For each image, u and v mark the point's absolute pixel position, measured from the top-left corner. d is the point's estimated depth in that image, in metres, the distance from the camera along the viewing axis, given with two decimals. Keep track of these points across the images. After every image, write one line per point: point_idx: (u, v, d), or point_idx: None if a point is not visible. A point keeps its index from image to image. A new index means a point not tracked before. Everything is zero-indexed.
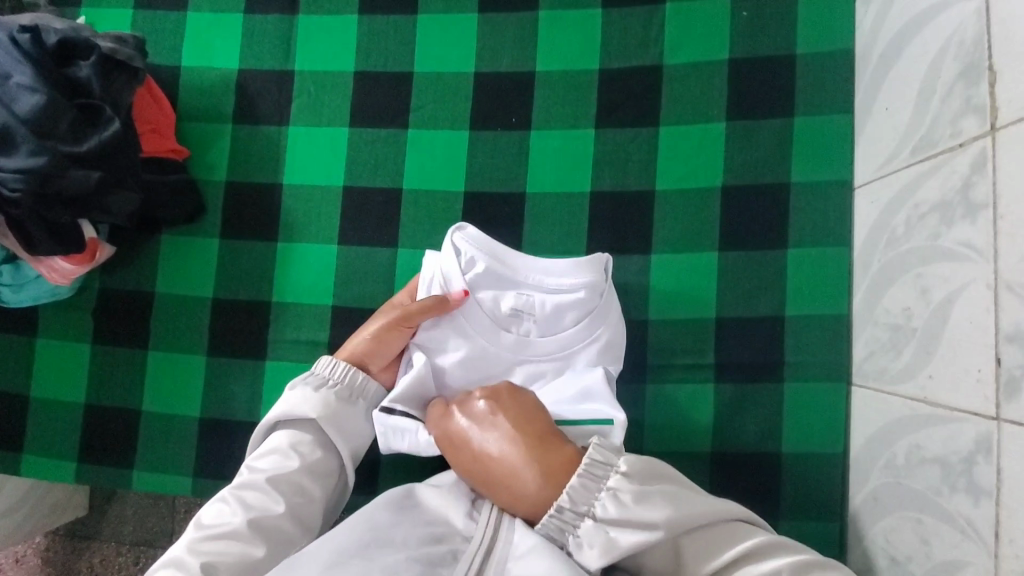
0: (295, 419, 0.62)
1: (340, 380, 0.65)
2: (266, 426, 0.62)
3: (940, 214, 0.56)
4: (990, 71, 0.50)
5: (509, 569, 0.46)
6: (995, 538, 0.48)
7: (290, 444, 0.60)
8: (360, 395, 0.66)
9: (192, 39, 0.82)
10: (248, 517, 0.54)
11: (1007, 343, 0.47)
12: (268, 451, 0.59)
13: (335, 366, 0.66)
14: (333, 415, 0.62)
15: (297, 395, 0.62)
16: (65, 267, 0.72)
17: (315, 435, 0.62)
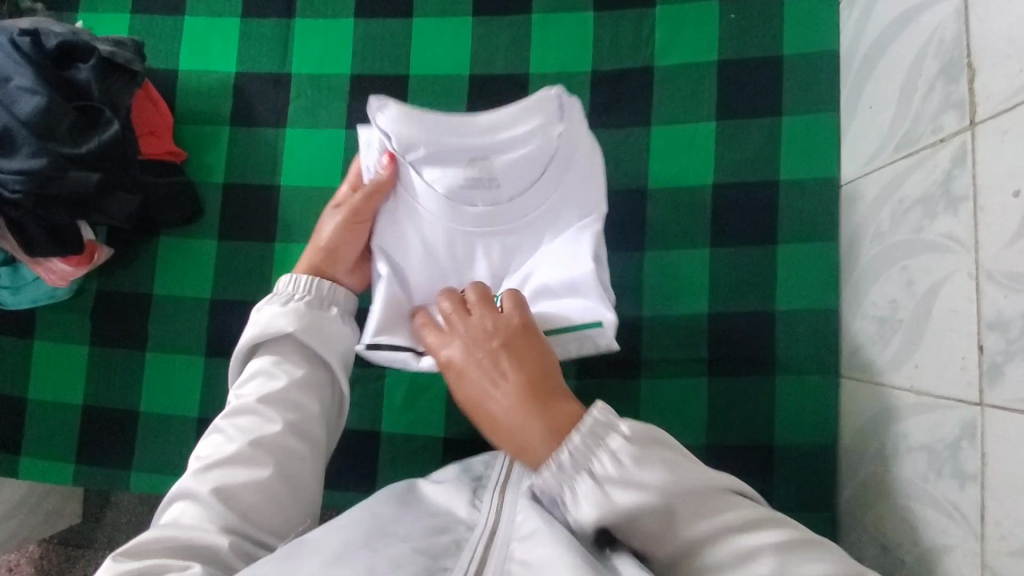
0: (271, 338, 0.60)
1: (307, 292, 0.63)
2: (242, 353, 0.60)
3: (923, 208, 0.58)
4: (968, 68, 0.52)
5: (513, 552, 0.45)
6: (982, 520, 0.49)
7: (274, 364, 0.59)
8: (331, 301, 0.64)
9: (189, 43, 0.83)
10: (243, 443, 0.53)
11: (989, 330, 0.49)
12: (250, 377, 0.58)
13: (298, 281, 0.63)
14: (309, 326, 0.60)
15: (267, 315, 0.60)
16: (63, 269, 0.72)
17: (297, 349, 0.60)
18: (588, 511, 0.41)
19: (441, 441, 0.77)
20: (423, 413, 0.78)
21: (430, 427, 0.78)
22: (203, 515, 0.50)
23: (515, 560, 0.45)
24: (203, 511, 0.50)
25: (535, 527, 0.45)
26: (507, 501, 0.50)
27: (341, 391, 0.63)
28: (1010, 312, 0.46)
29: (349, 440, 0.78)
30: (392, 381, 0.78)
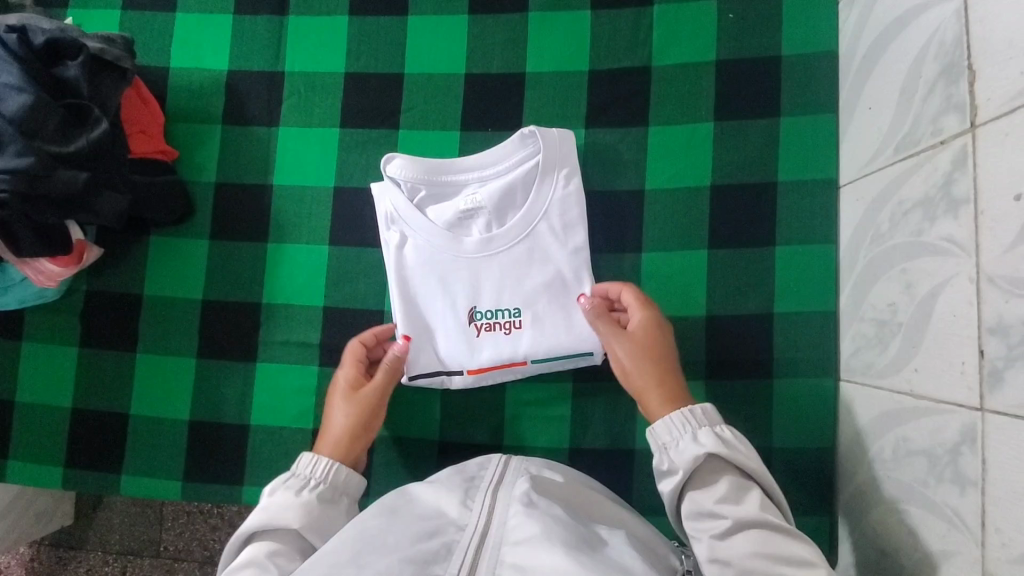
0: (273, 529, 0.57)
1: (324, 479, 0.62)
2: (240, 539, 0.57)
3: (923, 211, 0.57)
4: (969, 70, 0.51)
5: (504, 555, 0.47)
6: (982, 527, 0.49)
7: (269, 556, 0.55)
8: (342, 492, 0.63)
9: (181, 41, 0.82)
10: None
11: (990, 335, 0.48)
12: (242, 567, 0.53)
13: (318, 464, 0.62)
14: (316, 522, 0.58)
15: (279, 502, 0.58)
16: (51, 269, 0.71)
17: (296, 547, 0.57)
18: (709, 441, 0.55)
19: (436, 444, 0.77)
20: (417, 415, 0.77)
21: (425, 429, 0.77)
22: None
23: (507, 563, 0.46)
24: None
25: (529, 533, 0.47)
26: (499, 503, 0.52)
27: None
28: (1011, 317, 0.46)
29: None
30: None
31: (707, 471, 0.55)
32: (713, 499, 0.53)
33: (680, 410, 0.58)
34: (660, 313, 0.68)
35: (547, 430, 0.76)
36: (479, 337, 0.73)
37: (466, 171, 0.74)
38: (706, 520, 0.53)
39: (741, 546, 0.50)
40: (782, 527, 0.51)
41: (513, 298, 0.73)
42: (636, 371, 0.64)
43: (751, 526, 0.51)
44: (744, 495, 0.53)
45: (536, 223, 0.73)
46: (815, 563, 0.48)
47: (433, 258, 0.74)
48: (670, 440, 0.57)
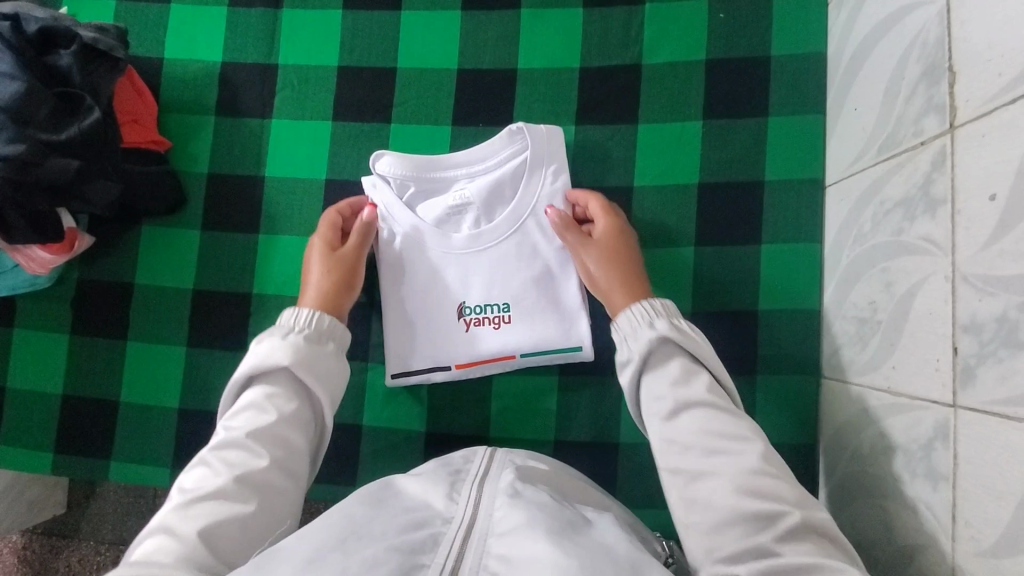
0: (268, 372, 0.62)
1: (307, 326, 0.64)
2: (237, 383, 0.62)
3: (903, 211, 0.58)
4: (949, 72, 0.52)
5: (489, 547, 0.47)
6: (953, 520, 0.49)
7: (265, 398, 0.60)
8: (328, 336, 0.65)
9: (175, 31, 0.82)
10: (230, 477, 0.54)
11: (963, 333, 0.49)
12: (242, 409, 0.60)
13: (300, 314, 0.64)
14: (305, 359, 0.62)
15: (266, 348, 0.62)
16: (43, 257, 0.72)
17: (292, 383, 0.62)
18: (664, 329, 0.60)
19: (423, 435, 0.77)
20: (405, 407, 0.78)
21: (412, 421, 0.78)
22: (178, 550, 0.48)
23: (492, 555, 0.46)
24: (182, 543, 0.49)
25: (513, 524, 0.48)
26: (485, 496, 0.52)
27: (324, 437, 0.65)
28: (985, 315, 0.47)
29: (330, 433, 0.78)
30: (374, 375, 0.78)
31: (662, 355, 0.60)
32: (666, 380, 0.58)
33: (638, 305, 0.63)
34: (624, 222, 0.72)
35: (533, 423, 0.76)
36: (468, 332, 0.74)
37: (455, 167, 0.75)
38: (659, 400, 0.58)
39: (688, 422, 0.55)
40: (726, 407, 0.56)
41: (502, 293, 0.74)
42: (600, 272, 0.68)
43: (698, 405, 0.56)
44: (693, 378, 0.58)
45: (525, 219, 0.74)
46: (754, 439, 0.53)
47: (423, 254, 0.75)
48: (628, 332, 0.62)
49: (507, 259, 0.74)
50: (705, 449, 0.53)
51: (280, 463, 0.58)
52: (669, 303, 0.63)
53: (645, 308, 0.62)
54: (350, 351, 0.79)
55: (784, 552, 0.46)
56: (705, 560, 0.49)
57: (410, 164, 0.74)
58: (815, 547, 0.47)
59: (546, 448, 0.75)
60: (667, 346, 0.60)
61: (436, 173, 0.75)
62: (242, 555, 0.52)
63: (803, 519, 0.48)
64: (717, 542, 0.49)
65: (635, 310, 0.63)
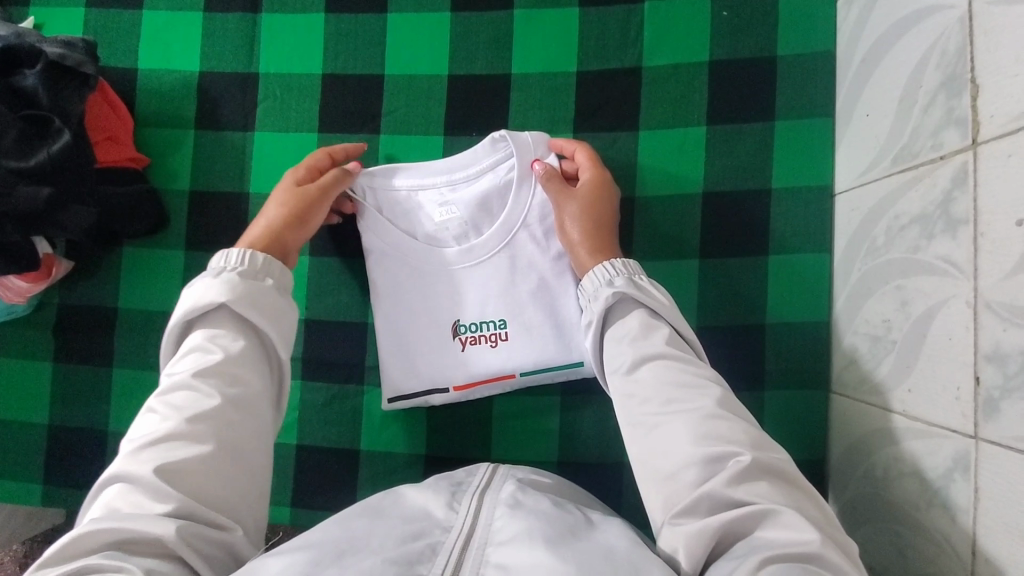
0: (207, 314, 0.56)
1: (241, 264, 0.58)
2: (178, 332, 0.57)
3: (920, 227, 0.55)
4: (972, 84, 0.49)
5: (489, 556, 0.43)
6: (973, 555, 0.48)
7: (208, 339, 0.54)
8: (268, 272, 0.60)
9: (149, 39, 0.78)
10: (180, 417, 0.49)
11: (986, 362, 0.46)
12: (185, 354, 0.54)
13: (230, 255, 0.59)
14: (240, 295, 0.56)
15: (201, 288, 0.56)
16: (19, 286, 0.69)
17: (235, 323, 0.56)
18: (622, 284, 0.59)
19: (423, 457, 0.75)
20: (403, 430, 0.76)
21: (410, 444, 0.75)
22: (140, 497, 0.45)
23: (491, 564, 0.42)
24: (144, 490, 0.45)
25: (515, 532, 0.44)
26: (485, 505, 0.48)
27: (283, 373, 0.58)
28: (1009, 346, 0.44)
29: (327, 458, 0.76)
30: (370, 397, 0.76)
31: (621, 312, 0.59)
32: (626, 335, 0.57)
33: (601, 266, 0.62)
34: (610, 176, 0.71)
35: (534, 444, 0.74)
36: (464, 352, 0.71)
37: (437, 177, 0.72)
38: (618, 356, 0.56)
39: (646, 376, 0.53)
40: (684, 357, 0.54)
41: (497, 311, 0.71)
42: (575, 225, 0.67)
43: (655, 358, 0.54)
44: (652, 332, 0.56)
45: (516, 231, 0.71)
46: (712, 384, 0.52)
47: (414, 272, 0.72)
48: (591, 293, 0.61)
49: (501, 275, 0.71)
50: (664, 399, 0.51)
51: (234, 404, 0.51)
52: (632, 261, 0.63)
53: (606, 268, 0.62)
54: (345, 374, 0.76)
55: (738, 497, 0.44)
56: (664, 513, 0.47)
57: (395, 182, 0.72)
58: (770, 488, 0.45)
59: (549, 469, 0.74)
60: (626, 306, 0.59)
61: (421, 187, 0.72)
62: (212, 493, 0.47)
63: (756, 461, 0.45)
64: (675, 494, 0.47)
65: (596, 270, 0.62)
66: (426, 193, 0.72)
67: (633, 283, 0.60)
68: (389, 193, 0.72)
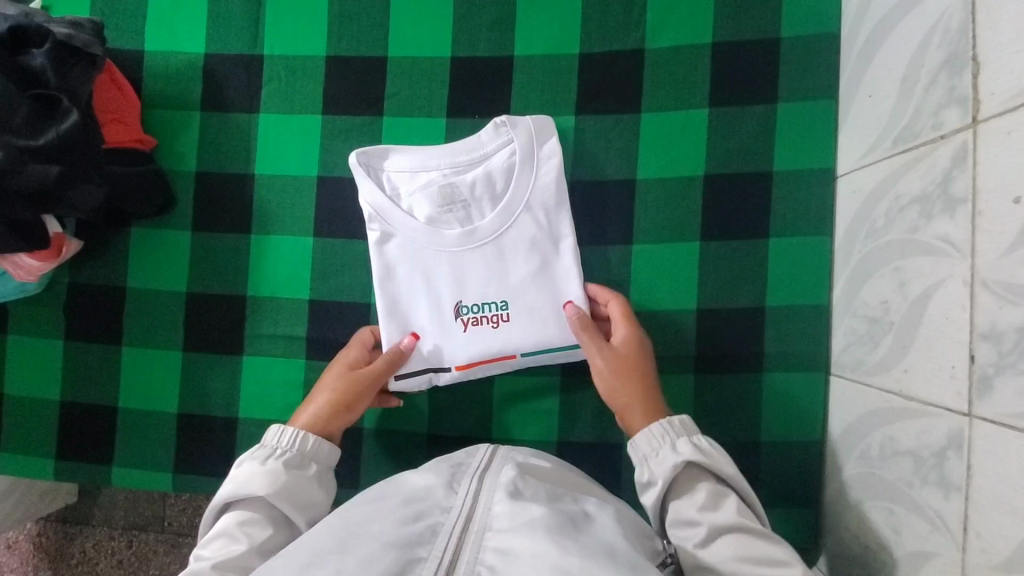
0: (243, 498, 0.59)
1: (291, 448, 0.62)
2: (215, 510, 0.59)
3: (919, 207, 0.55)
4: (973, 62, 0.49)
5: (487, 540, 0.44)
6: (963, 531, 0.48)
7: (238, 526, 0.56)
8: (312, 457, 0.63)
9: (155, 22, 0.78)
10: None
11: (981, 340, 0.47)
12: (214, 539, 0.56)
13: (283, 434, 0.62)
14: (285, 487, 0.58)
15: (246, 472, 0.59)
16: (30, 264, 0.70)
17: (268, 509, 0.58)
18: (687, 450, 0.57)
19: (424, 436, 0.77)
20: (404, 409, 0.77)
21: (412, 422, 0.77)
22: None
23: (489, 548, 0.43)
24: None
25: (514, 519, 0.45)
26: (485, 487, 0.48)
27: None
28: (1004, 323, 0.44)
29: None
30: None
31: (686, 479, 0.57)
32: (693, 505, 0.55)
33: (658, 423, 0.60)
34: (622, 333, 0.68)
35: (534, 423, 0.76)
36: (465, 332, 0.72)
37: (441, 160, 0.72)
38: (687, 527, 0.55)
39: (720, 551, 0.52)
40: (758, 529, 0.53)
41: (499, 292, 0.72)
42: (613, 382, 0.65)
43: (728, 531, 0.53)
44: (721, 502, 0.56)
45: (518, 214, 0.72)
46: (788, 559, 0.51)
47: (417, 253, 0.72)
48: (647, 454, 0.59)
49: (503, 258, 0.72)
50: (735, 555, 0.51)
51: None
52: (686, 418, 0.61)
53: (662, 427, 0.59)
54: None
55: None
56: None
57: (400, 165, 0.73)
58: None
59: (548, 449, 0.75)
60: (688, 470, 0.58)
61: (427, 169, 0.72)
62: None
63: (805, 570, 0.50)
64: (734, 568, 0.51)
65: (649, 430, 0.60)
66: (432, 174, 0.72)
67: (696, 446, 0.58)
68: (394, 176, 0.73)
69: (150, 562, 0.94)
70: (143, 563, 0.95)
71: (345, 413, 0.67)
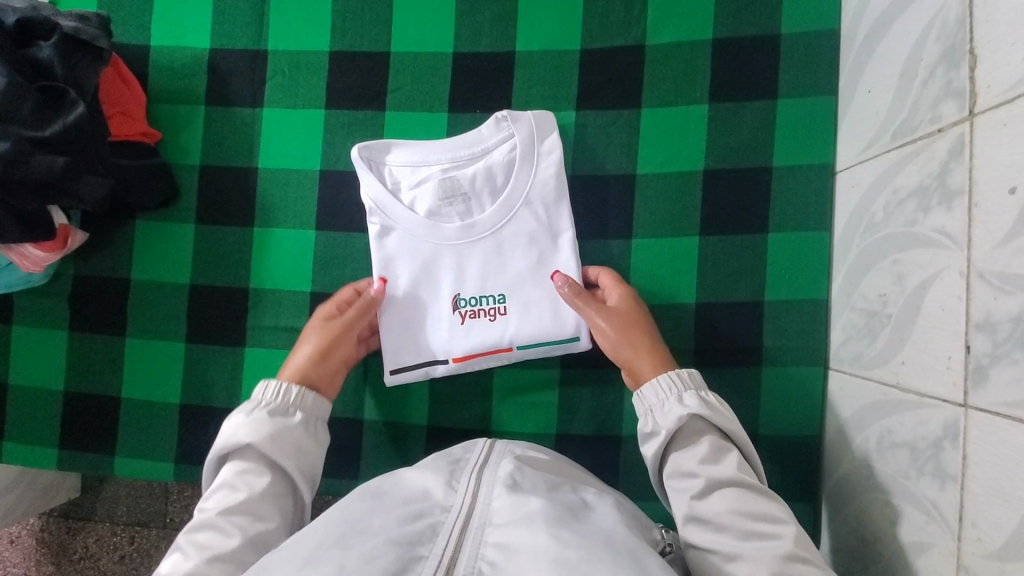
0: (236, 450, 0.60)
1: (274, 398, 0.63)
2: (213, 465, 0.61)
3: (917, 201, 0.55)
4: (970, 55, 0.49)
5: (488, 535, 0.44)
6: (959, 521, 0.48)
7: (236, 476, 0.59)
8: (299, 407, 0.64)
9: (161, 17, 0.79)
10: (201, 559, 0.52)
11: (977, 331, 0.47)
12: (215, 490, 0.58)
13: (267, 388, 0.63)
14: (270, 435, 0.60)
15: (233, 426, 0.60)
16: (37, 255, 0.71)
17: (260, 459, 0.60)
18: (694, 404, 0.59)
19: (423, 429, 0.77)
20: (404, 402, 0.77)
21: (411, 415, 0.77)
22: None
23: (490, 544, 0.43)
24: None
25: (514, 514, 0.45)
26: (483, 484, 0.49)
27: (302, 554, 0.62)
28: (999, 313, 0.44)
29: (331, 428, 0.78)
30: (374, 369, 0.78)
31: (691, 434, 0.59)
32: (693, 459, 0.57)
33: (666, 375, 0.61)
34: (620, 293, 0.69)
35: (533, 416, 0.76)
36: (464, 325, 0.72)
37: (441, 154, 0.73)
38: (687, 478, 0.57)
39: (717, 503, 0.54)
40: (756, 486, 0.55)
41: (498, 285, 0.72)
42: (615, 339, 0.66)
43: (726, 485, 0.55)
44: (723, 456, 0.57)
45: (518, 208, 0.72)
46: (784, 517, 0.53)
47: (417, 246, 0.73)
48: (655, 404, 0.61)
49: (502, 251, 0.72)
50: (728, 515, 0.53)
51: (255, 545, 0.55)
52: (692, 372, 0.63)
53: (671, 381, 0.61)
54: None
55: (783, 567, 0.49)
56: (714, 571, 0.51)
57: (401, 158, 0.73)
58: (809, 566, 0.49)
59: (547, 441, 0.75)
60: (692, 424, 0.59)
61: (427, 164, 0.73)
62: None
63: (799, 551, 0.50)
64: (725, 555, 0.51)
65: (657, 382, 0.61)
66: (433, 169, 0.73)
67: (702, 401, 0.59)
68: (395, 170, 0.73)
69: (152, 557, 0.95)
70: (145, 559, 0.95)
71: (331, 362, 0.69)
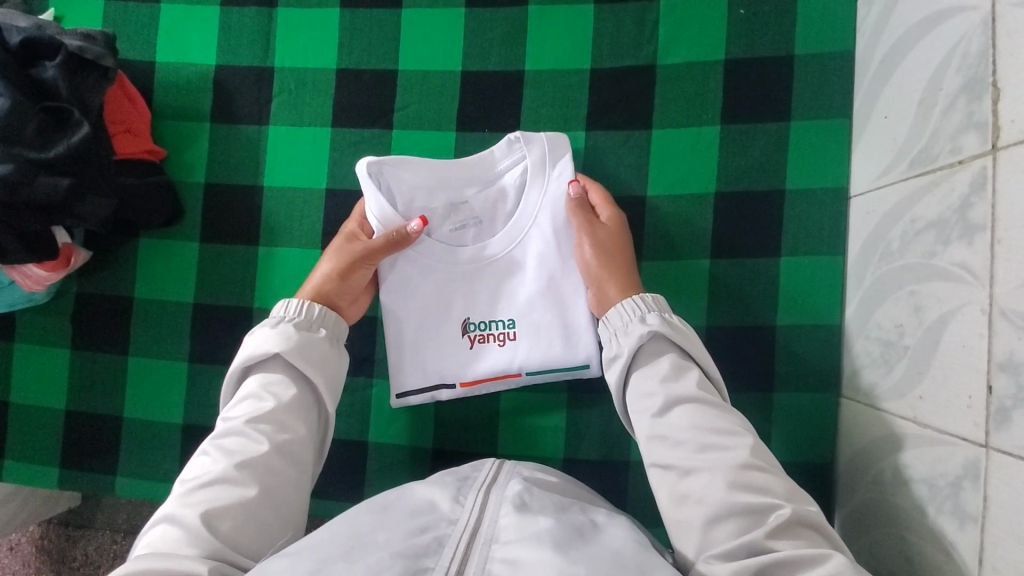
0: (262, 362, 0.62)
1: (298, 314, 0.64)
2: (236, 376, 0.63)
3: (936, 232, 0.54)
4: (993, 88, 0.48)
5: (495, 551, 0.43)
6: (979, 565, 0.47)
7: (262, 386, 0.60)
8: (322, 323, 0.65)
9: (166, 32, 0.78)
10: (230, 462, 0.54)
11: (1000, 371, 0.46)
12: (240, 400, 0.60)
13: (290, 305, 0.65)
14: (295, 346, 0.61)
15: (258, 338, 0.62)
16: (38, 273, 0.70)
17: (286, 370, 0.62)
18: (655, 322, 0.59)
19: (429, 451, 0.76)
20: (410, 424, 0.76)
21: (417, 437, 0.76)
22: (183, 539, 0.48)
23: (497, 559, 0.42)
24: (186, 528, 0.49)
25: (523, 532, 0.44)
26: (491, 503, 0.48)
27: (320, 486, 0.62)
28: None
29: (335, 449, 0.77)
30: (380, 391, 0.77)
31: (652, 353, 0.59)
32: (655, 377, 0.57)
33: (630, 300, 0.62)
34: (613, 214, 0.70)
35: (540, 440, 0.75)
36: (473, 350, 0.71)
37: (453, 177, 0.71)
38: (647, 396, 0.57)
39: (679, 419, 0.54)
40: (714, 402, 0.54)
41: (508, 310, 0.71)
42: (594, 254, 0.68)
43: (685, 401, 0.55)
44: (683, 374, 0.57)
45: (528, 232, 0.71)
46: (743, 433, 0.52)
47: (426, 270, 0.72)
48: (620, 328, 0.61)
49: (512, 275, 0.71)
50: (696, 446, 0.52)
51: (281, 453, 0.56)
52: (658, 298, 0.63)
53: (633, 305, 0.62)
54: (356, 367, 0.77)
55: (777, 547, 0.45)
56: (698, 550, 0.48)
57: (411, 178, 0.71)
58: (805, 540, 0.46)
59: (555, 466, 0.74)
60: (653, 344, 0.60)
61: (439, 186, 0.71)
62: (257, 546, 0.51)
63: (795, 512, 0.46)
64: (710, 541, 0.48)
65: (620, 307, 0.62)
66: (444, 191, 0.71)
67: (662, 320, 0.60)
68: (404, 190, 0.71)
69: None
70: None
71: (349, 285, 0.69)
